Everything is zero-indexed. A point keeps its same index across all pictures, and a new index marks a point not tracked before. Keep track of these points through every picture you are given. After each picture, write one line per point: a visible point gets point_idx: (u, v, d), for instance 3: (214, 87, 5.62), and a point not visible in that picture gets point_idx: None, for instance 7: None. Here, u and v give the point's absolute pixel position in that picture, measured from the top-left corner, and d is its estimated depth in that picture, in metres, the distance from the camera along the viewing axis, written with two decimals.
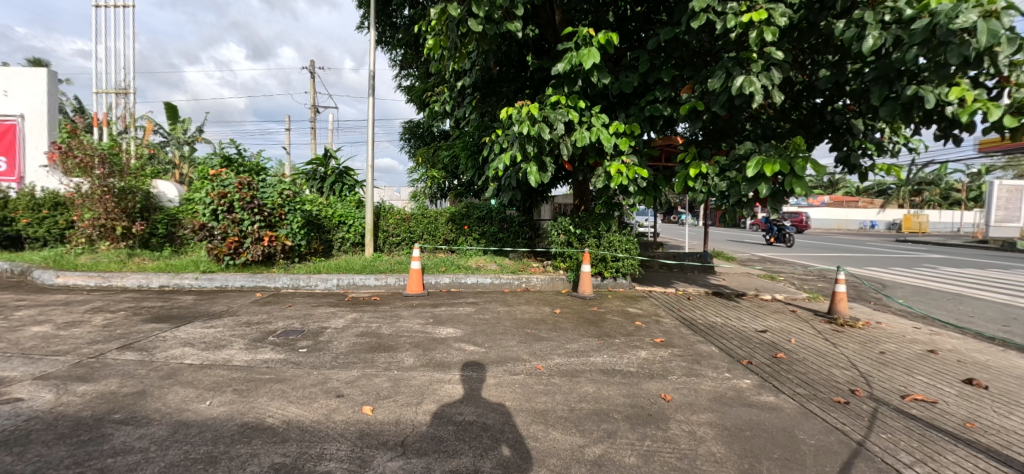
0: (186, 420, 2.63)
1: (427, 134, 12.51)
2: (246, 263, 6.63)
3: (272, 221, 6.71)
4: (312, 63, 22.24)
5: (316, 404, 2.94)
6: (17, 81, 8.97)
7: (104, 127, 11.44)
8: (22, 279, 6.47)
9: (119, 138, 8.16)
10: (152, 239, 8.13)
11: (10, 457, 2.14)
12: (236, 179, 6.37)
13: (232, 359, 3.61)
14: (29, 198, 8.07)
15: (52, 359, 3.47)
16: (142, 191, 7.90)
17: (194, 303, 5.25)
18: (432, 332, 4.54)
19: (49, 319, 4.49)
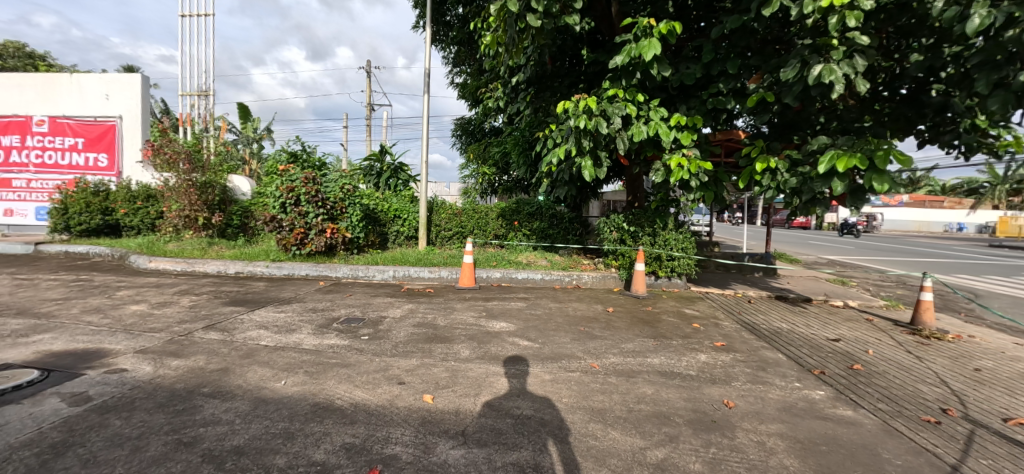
0: (264, 397, 2.83)
1: (478, 130, 12.69)
2: (310, 254, 7.04)
3: (334, 214, 7.07)
4: (368, 62, 23.12)
5: (380, 389, 3.08)
6: (115, 85, 9.89)
7: (187, 126, 12.51)
8: (121, 263, 7.25)
9: (202, 137, 8.93)
10: (228, 229, 8.86)
11: (120, 421, 2.41)
12: (302, 174, 6.77)
13: (302, 343, 3.83)
14: (126, 191, 9.03)
15: (149, 335, 3.86)
16: (220, 185, 8.60)
17: (265, 289, 5.65)
18: (486, 325, 4.61)
19: (144, 299, 5.00)
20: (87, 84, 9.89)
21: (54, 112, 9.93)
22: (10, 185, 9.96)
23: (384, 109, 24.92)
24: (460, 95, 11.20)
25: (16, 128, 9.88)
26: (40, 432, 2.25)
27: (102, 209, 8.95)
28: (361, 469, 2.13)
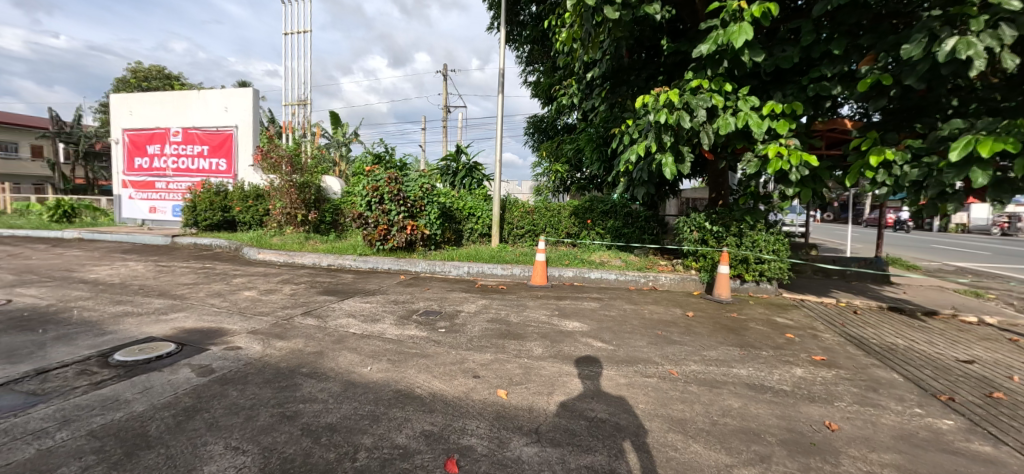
0: (354, 381, 3.07)
1: (550, 127, 12.68)
2: (392, 249, 7.53)
3: (414, 212, 7.48)
4: (445, 66, 24.16)
5: (455, 381, 3.19)
6: (232, 98, 11.29)
7: (289, 132, 14.00)
8: (238, 254, 8.33)
9: (301, 142, 9.95)
10: (322, 225, 9.78)
11: (236, 392, 2.76)
12: (386, 175, 7.24)
13: (385, 332, 4.10)
14: (240, 191, 10.35)
15: (259, 318, 4.38)
16: (316, 186, 9.52)
17: (353, 281, 6.14)
18: (558, 324, 4.59)
19: (255, 286, 5.69)
20: (211, 98, 11.40)
21: (186, 123, 11.61)
22: (155, 187, 11.89)
23: (456, 110, 25.91)
24: (533, 94, 11.26)
25: (160, 138, 11.75)
26: (177, 396, 2.65)
27: (222, 207, 10.35)
28: (440, 457, 2.22)
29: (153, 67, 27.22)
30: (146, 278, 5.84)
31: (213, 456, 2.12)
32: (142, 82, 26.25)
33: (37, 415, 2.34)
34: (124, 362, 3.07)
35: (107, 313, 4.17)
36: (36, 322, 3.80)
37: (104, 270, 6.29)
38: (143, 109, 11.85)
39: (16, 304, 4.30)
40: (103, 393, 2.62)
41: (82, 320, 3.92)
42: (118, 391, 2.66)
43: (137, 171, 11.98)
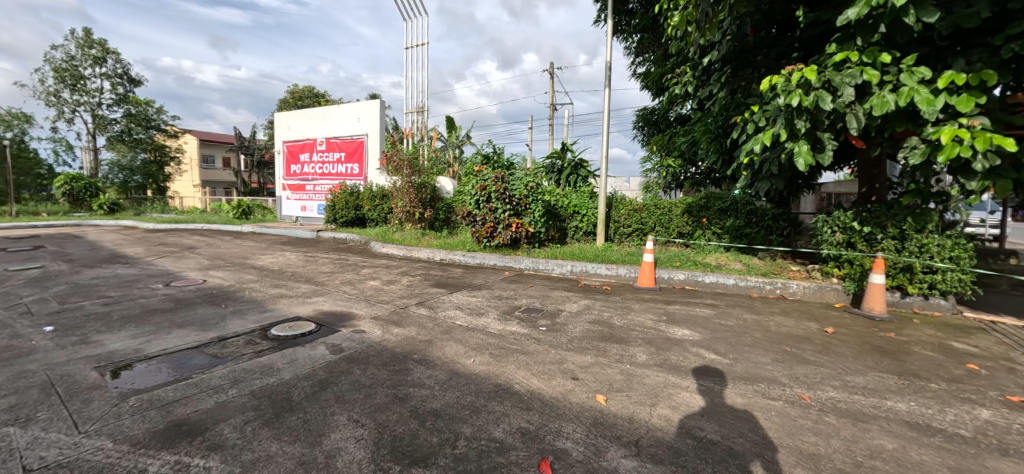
0: (458, 371, 3.24)
1: (662, 119, 11.93)
2: (498, 245, 7.83)
3: (519, 210, 7.68)
4: (551, 65, 24.30)
5: (553, 381, 3.16)
6: (364, 110, 12.85)
7: (409, 138, 15.45)
8: (366, 247, 9.47)
9: (420, 146, 10.92)
10: (437, 222, 10.62)
11: (359, 370, 3.11)
12: (493, 174, 7.55)
13: (489, 326, 4.25)
14: (369, 192, 11.78)
15: (381, 305, 4.89)
16: (431, 186, 10.36)
17: (462, 275, 6.52)
18: (666, 331, 4.27)
19: (379, 276, 6.39)
20: (348, 111, 13.13)
21: (329, 134, 13.54)
22: (305, 189, 14.12)
23: (560, 107, 25.90)
24: (643, 85, 10.69)
25: (309, 148, 13.91)
26: (314, 369, 3.08)
27: (355, 206, 11.89)
28: (534, 457, 2.21)
29: (306, 87, 32.46)
30: (298, 266, 6.95)
31: (338, 426, 2.42)
32: (298, 102, 31.51)
33: (218, 374, 2.93)
34: (278, 336, 3.68)
35: (268, 294, 5.06)
36: (222, 299, 4.77)
37: (268, 258, 7.66)
38: (297, 124, 14.14)
39: (209, 284, 5.46)
40: (262, 361, 3.17)
41: (251, 299, 4.80)
42: (272, 360, 3.20)
43: (293, 176, 14.37)
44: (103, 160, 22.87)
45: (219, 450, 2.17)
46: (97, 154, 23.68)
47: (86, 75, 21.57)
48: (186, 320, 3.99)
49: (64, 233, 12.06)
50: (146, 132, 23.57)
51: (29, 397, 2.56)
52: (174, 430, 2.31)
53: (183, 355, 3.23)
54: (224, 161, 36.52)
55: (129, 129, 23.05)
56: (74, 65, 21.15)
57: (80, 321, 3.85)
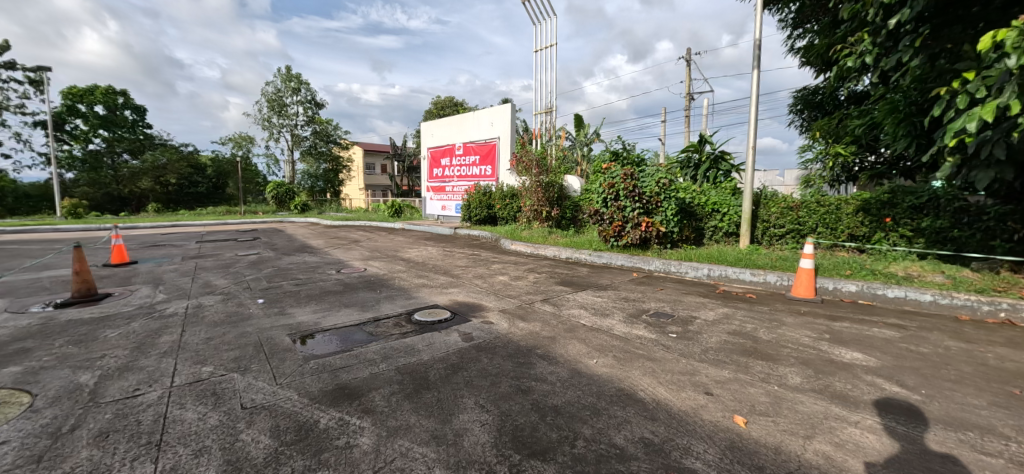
0: (580, 370, 3.18)
1: (829, 99, 9.96)
2: (626, 245, 7.53)
3: (649, 208, 7.25)
4: (686, 50, 22.33)
5: (683, 394, 2.88)
6: (496, 115, 13.66)
7: (537, 139, 15.88)
8: (496, 244, 10.05)
9: (547, 146, 11.15)
10: (563, 221, 10.75)
11: (486, 359, 3.30)
12: (622, 172, 7.30)
13: (613, 327, 4.08)
14: (500, 192, 12.69)
15: (508, 299, 5.09)
16: (558, 185, 10.50)
17: (587, 275, 6.43)
18: (833, 352, 3.53)
19: (507, 272, 6.69)
20: (481, 117, 14.11)
21: (466, 139, 14.75)
22: (445, 190, 15.67)
23: (695, 95, 23.60)
24: (805, 60, 9.06)
25: (449, 153, 15.37)
26: (448, 354, 3.38)
27: (487, 205, 12.82)
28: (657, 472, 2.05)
29: (446, 98, 35.99)
30: (437, 260, 7.74)
31: (466, 408, 2.61)
32: (439, 112, 35.19)
33: (373, 349, 3.43)
34: (420, 321, 4.13)
35: (413, 284, 5.73)
36: (377, 285, 5.57)
37: (414, 252, 8.70)
38: (439, 132, 15.73)
39: (369, 272, 6.44)
40: (406, 342, 3.60)
41: (399, 287, 5.50)
42: (414, 342, 3.61)
43: (435, 179, 16.07)
44: (300, 170, 28.96)
45: (370, 414, 2.54)
46: (296, 165, 30.08)
47: (288, 103, 27.53)
48: (351, 302, 4.75)
49: (276, 228, 15.65)
50: (327, 145, 29.12)
51: (250, 353, 3.38)
52: (340, 392, 2.78)
53: (349, 330, 3.87)
54: (382, 168, 42.78)
55: (315, 143, 28.43)
56: (279, 95, 27.15)
57: (282, 297, 4.90)
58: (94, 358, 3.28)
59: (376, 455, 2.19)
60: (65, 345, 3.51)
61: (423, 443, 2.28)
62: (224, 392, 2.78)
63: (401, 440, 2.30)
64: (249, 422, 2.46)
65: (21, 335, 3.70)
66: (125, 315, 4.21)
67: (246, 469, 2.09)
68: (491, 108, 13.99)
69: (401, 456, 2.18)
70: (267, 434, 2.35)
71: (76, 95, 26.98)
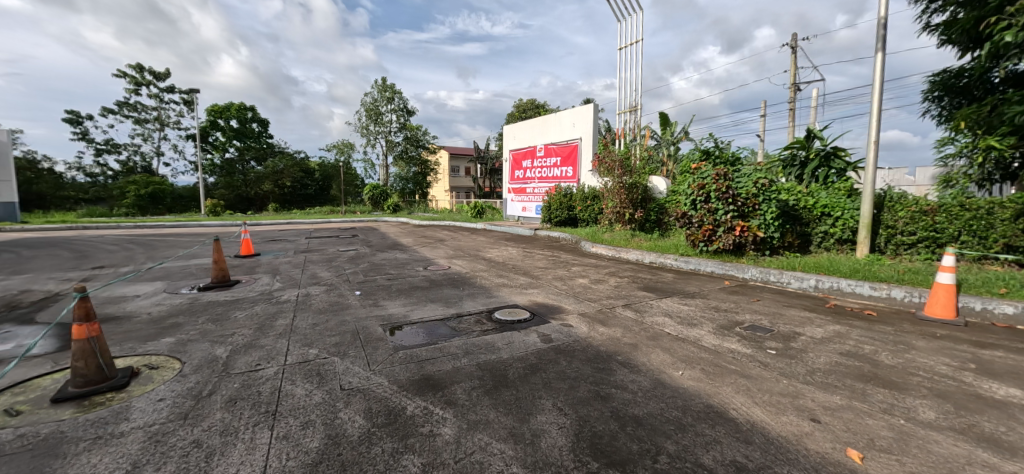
0: (664, 381, 2.99)
1: (982, 82, 8.26)
2: (717, 251, 6.97)
3: (745, 211, 6.63)
4: (793, 35, 20.01)
5: (783, 418, 2.57)
6: (577, 116, 13.53)
7: (620, 138, 15.40)
8: (577, 246, 9.94)
9: (631, 146, 10.79)
10: (647, 223, 10.30)
11: (565, 362, 3.26)
12: (714, 171, 6.80)
13: (702, 339, 3.78)
14: (581, 193, 12.60)
15: (587, 302, 4.98)
16: (642, 186, 10.07)
17: (672, 281, 6.06)
18: (986, 387, 2.89)
19: (587, 274, 6.56)
20: (563, 118, 14.04)
21: (547, 141, 14.82)
22: (526, 192, 15.88)
23: (803, 84, 21.01)
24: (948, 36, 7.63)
25: (530, 155, 15.56)
26: (526, 354, 3.40)
27: (568, 206, 12.79)
28: None
29: (528, 101, 36.46)
30: (518, 260, 7.86)
31: (544, 409, 2.60)
32: (521, 114, 35.77)
33: (456, 344, 3.57)
34: (500, 320, 4.22)
35: (494, 283, 5.88)
36: (460, 283, 5.81)
37: (495, 251, 8.94)
38: (521, 134, 15.99)
39: (453, 270, 6.75)
40: (487, 339, 3.70)
41: (481, 285, 5.68)
42: (494, 340, 3.69)
43: (516, 180, 16.35)
44: (393, 173, 31.36)
45: (452, 405, 2.65)
46: (389, 169, 32.61)
47: (383, 112, 29.98)
48: (436, 297, 5.00)
49: (371, 226, 17.14)
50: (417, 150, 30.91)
51: (348, 339, 3.72)
52: (425, 382, 2.94)
53: (434, 324, 4.07)
54: (466, 170, 44.66)
55: (406, 148, 30.61)
56: (377, 105, 29.61)
57: (376, 290, 5.33)
58: (227, 334, 3.86)
59: (457, 445, 2.27)
60: (206, 322, 4.18)
61: (501, 439, 2.31)
62: (326, 373, 3.10)
63: (480, 434, 2.36)
64: (346, 402, 2.70)
65: (176, 311, 4.50)
66: (251, 299, 4.90)
67: (343, 445, 2.30)
68: (572, 109, 13.89)
69: (480, 449, 2.23)
70: (361, 415, 2.57)
71: (220, 112, 32.06)
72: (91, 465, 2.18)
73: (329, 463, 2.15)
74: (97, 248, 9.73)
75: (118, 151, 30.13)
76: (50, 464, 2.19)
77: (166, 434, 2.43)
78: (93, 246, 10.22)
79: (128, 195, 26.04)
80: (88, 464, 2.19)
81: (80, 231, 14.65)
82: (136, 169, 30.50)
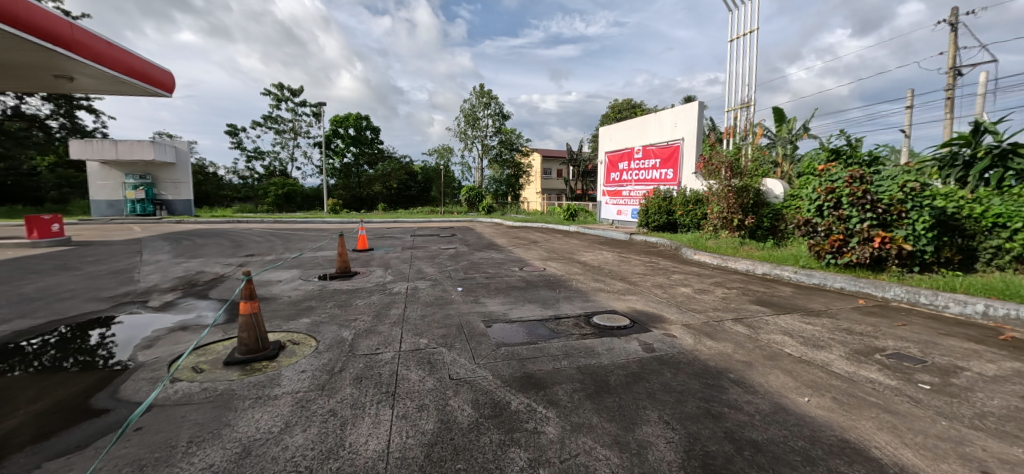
0: (786, 406, 2.69)
1: None
2: (848, 265, 6.12)
3: (887, 220, 5.74)
4: (956, 10, 16.67)
5: (944, 466, 2.13)
6: (679, 115, 12.85)
7: (728, 138, 14.26)
8: (677, 252, 9.43)
9: (742, 145, 9.99)
10: (758, 231, 9.42)
11: (670, 374, 3.10)
12: (847, 173, 6.04)
13: (831, 364, 3.33)
14: (683, 196, 12.12)
15: (692, 313, 4.68)
16: (754, 189, 9.29)
17: (791, 296, 5.44)
18: None
19: (690, 283, 6.18)
20: (663, 117, 13.42)
21: (645, 142, 14.30)
22: (622, 195, 15.48)
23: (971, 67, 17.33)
24: None
25: (626, 157, 15.14)
26: (628, 362, 3.31)
27: (667, 211, 12.32)
28: None
29: (623, 101, 35.46)
30: (614, 265, 7.69)
31: (649, 421, 2.50)
32: (615, 115, 34.94)
33: (555, 345, 3.62)
34: (598, 325, 4.17)
35: (590, 287, 5.83)
36: (556, 285, 5.86)
37: (590, 255, 8.86)
38: (617, 135, 15.62)
39: (548, 272, 6.83)
40: (586, 343, 3.69)
41: (577, 289, 5.67)
42: (594, 344, 3.67)
43: (611, 183, 16.02)
44: (487, 176, 32.69)
45: (554, 406, 2.69)
46: (484, 171, 34.08)
47: (481, 117, 31.44)
48: (534, 298, 5.11)
49: (466, 226, 18.08)
50: (510, 153, 32.59)
51: (454, 332, 3.98)
52: (527, 380, 3.02)
53: (533, 324, 4.17)
54: (558, 171, 44.85)
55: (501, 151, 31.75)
56: (474, 110, 31.13)
57: (476, 288, 5.61)
58: (351, 319, 4.36)
59: (562, 446, 2.29)
60: (334, 307, 4.77)
61: (606, 445, 2.28)
62: (436, 362, 3.35)
63: (585, 437, 2.35)
64: (455, 391, 2.88)
65: (310, 296, 5.21)
66: (369, 289, 5.48)
67: (455, 430, 2.45)
68: (673, 108, 13.24)
69: (585, 453, 2.22)
70: (469, 405, 2.72)
71: (340, 122, 36.34)
72: (255, 419, 2.62)
73: (443, 445, 2.31)
74: (251, 239, 11.66)
75: (263, 157, 35.73)
76: (226, 415, 2.67)
77: (308, 401, 2.83)
78: (248, 236, 12.25)
79: (270, 194, 30.75)
80: (253, 418, 2.63)
81: (238, 225, 17.68)
82: (275, 172, 35.88)
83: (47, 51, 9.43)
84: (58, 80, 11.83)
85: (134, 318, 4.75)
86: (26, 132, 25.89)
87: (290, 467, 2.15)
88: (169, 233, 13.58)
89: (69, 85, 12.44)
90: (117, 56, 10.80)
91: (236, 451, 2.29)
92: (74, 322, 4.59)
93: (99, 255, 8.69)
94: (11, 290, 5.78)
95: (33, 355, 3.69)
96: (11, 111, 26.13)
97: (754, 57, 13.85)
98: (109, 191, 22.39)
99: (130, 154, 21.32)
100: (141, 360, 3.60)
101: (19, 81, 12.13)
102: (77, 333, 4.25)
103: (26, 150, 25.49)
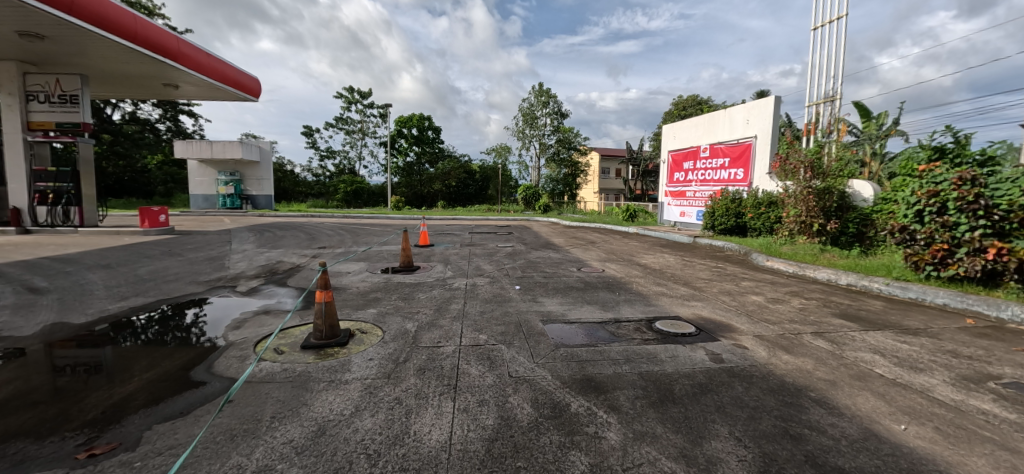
0: (878, 432, 2.43)
1: None
2: (954, 279, 5.42)
3: (1006, 229, 5.02)
4: None
5: None
6: (752, 111, 12.03)
7: (809, 136, 13.13)
8: (746, 258, 8.85)
9: (825, 143, 9.19)
10: (842, 237, 8.61)
11: (742, 388, 2.92)
12: (955, 175, 5.36)
13: (934, 390, 2.95)
14: (754, 199, 11.40)
15: (765, 324, 4.36)
16: (838, 191, 8.51)
17: (881, 310, 4.90)
18: None
19: (762, 292, 5.78)
20: (734, 114, 12.64)
21: (713, 140, 13.55)
22: (686, 195, 14.78)
23: None
24: None
25: (692, 156, 14.42)
26: (695, 371, 3.17)
27: (736, 213, 11.63)
28: None
29: (689, 97, 33.82)
30: (676, 269, 7.37)
31: (718, 436, 2.38)
32: (680, 112, 33.47)
33: (615, 349, 3.55)
34: (661, 331, 4.03)
35: (652, 291, 5.63)
36: (616, 287, 5.73)
37: (650, 258, 8.56)
38: (682, 134, 14.93)
39: (607, 274, 6.68)
40: (649, 349, 3.58)
41: (637, 292, 5.51)
42: (657, 350, 3.55)
43: (674, 183, 15.34)
44: (544, 175, 32.63)
45: (616, 411, 2.64)
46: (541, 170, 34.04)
47: (539, 115, 31.43)
48: (593, 300, 5.03)
49: (522, 225, 18.16)
50: (568, 152, 32.50)
51: (513, 330, 4.03)
52: (588, 383, 3.00)
53: (592, 326, 4.11)
54: (616, 171, 43.66)
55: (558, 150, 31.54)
56: (533, 109, 31.18)
57: (535, 287, 5.62)
58: (414, 312, 4.56)
59: (624, 453, 2.24)
60: (398, 300, 5.00)
61: (671, 458, 2.19)
62: (495, 358, 3.40)
63: (648, 447, 2.28)
64: (514, 389, 2.92)
65: (377, 288, 5.50)
66: (429, 284, 5.69)
67: (514, 428, 2.47)
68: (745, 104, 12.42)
69: (650, 463, 2.15)
70: (529, 404, 2.74)
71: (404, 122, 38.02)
72: (329, 401, 2.81)
73: (503, 442, 2.33)
74: (322, 233, 12.50)
75: (334, 156, 38.28)
76: (304, 396, 2.89)
77: (375, 388, 2.99)
78: (320, 230, 13.16)
79: (340, 191, 32.87)
80: (327, 400, 2.83)
81: (312, 219, 19.11)
82: (344, 171, 38.29)
83: (158, 62, 10.75)
84: (167, 88, 13.44)
85: (223, 300, 5.32)
86: (141, 134, 29.64)
87: (360, 449, 2.28)
88: (254, 225, 14.92)
89: (176, 92, 14.08)
90: (212, 64, 12.05)
91: (313, 429, 2.48)
92: (175, 301, 5.20)
93: (197, 243, 9.76)
94: (129, 271, 6.68)
95: (141, 328, 4.24)
96: (128, 116, 29.99)
97: (841, 46, 12.64)
98: (205, 186, 25.07)
99: (223, 153, 23.75)
100: (232, 339, 4.00)
101: (137, 89, 13.91)
102: (176, 310, 4.84)
103: (140, 149, 29.22)
